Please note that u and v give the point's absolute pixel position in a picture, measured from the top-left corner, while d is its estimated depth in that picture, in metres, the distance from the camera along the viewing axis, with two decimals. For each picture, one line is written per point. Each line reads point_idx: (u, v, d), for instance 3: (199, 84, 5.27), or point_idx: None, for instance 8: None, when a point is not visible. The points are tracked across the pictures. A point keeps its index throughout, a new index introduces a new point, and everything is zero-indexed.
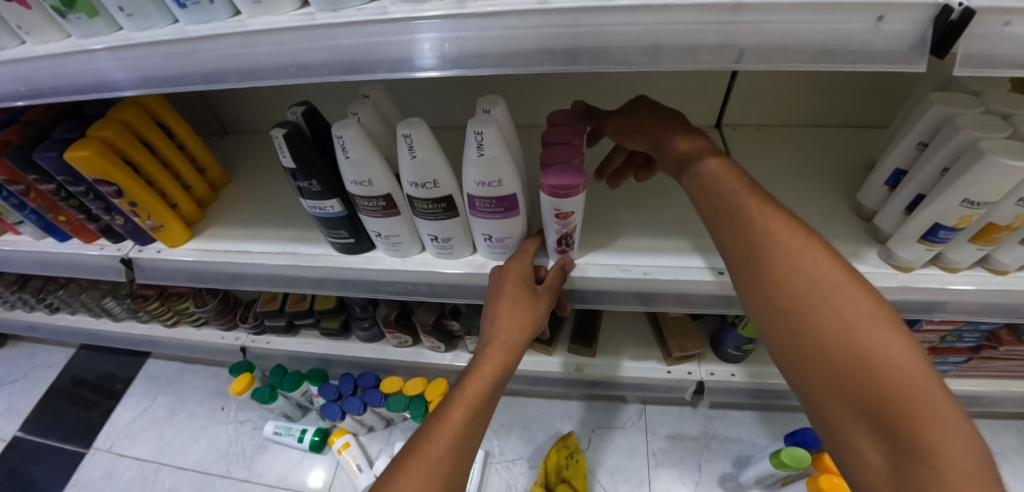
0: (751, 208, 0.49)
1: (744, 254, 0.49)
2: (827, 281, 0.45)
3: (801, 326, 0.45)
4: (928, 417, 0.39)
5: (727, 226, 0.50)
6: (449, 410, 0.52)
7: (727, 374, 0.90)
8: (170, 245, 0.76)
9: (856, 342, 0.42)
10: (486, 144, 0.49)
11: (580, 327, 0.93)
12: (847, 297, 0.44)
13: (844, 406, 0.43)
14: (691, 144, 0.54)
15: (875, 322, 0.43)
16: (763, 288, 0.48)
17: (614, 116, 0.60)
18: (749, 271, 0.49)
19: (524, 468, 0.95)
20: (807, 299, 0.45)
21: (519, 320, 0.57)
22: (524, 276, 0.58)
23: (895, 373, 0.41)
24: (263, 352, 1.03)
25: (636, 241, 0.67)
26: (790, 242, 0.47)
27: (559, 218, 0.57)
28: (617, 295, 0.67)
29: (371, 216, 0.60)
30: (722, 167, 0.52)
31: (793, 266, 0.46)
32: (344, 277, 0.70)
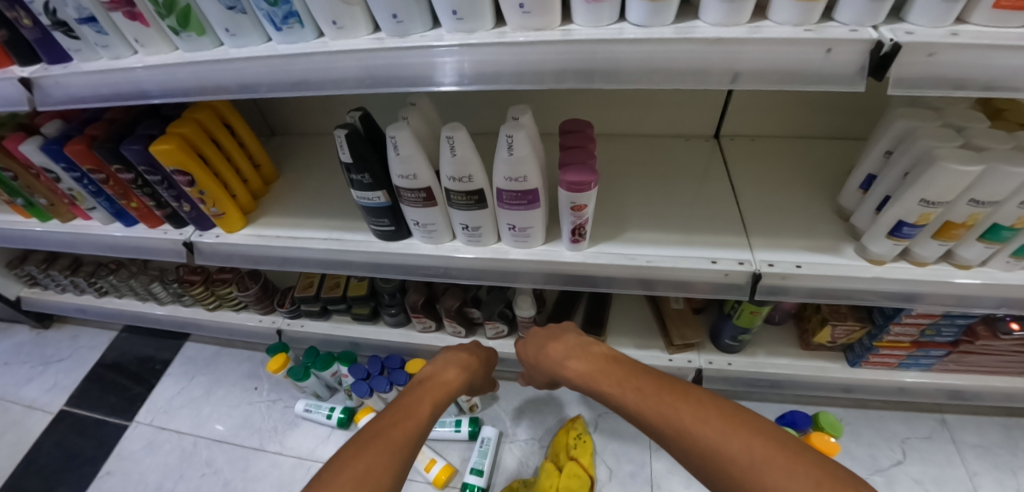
0: (562, 355, 0.79)
1: (641, 406, 0.63)
2: (707, 429, 0.56)
3: (656, 429, 0.61)
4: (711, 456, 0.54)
5: (605, 377, 0.71)
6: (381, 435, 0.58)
7: (724, 363, 1.00)
8: (227, 231, 0.86)
9: (720, 452, 0.54)
10: (515, 145, 0.59)
11: (589, 317, 1.03)
12: (757, 444, 0.53)
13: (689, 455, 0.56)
14: (558, 349, 0.80)
15: (654, 396, 0.63)
16: (674, 445, 0.58)
17: (527, 346, 0.89)
18: (632, 406, 0.65)
19: (535, 447, 1.03)
20: (647, 419, 0.62)
21: (434, 385, 0.73)
22: (456, 366, 0.78)
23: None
24: (298, 335, 1.11)
25: (643, 233, 0.77)
26: (659, 403, 0.62)
27: (574, 210, 0.67)
28: (622, 281, 0.76)
29: (412, 206, 0.70)
30: (562, 347, 0.81)
31: (613, 394, 0.68)
32: (383, 262, 0.80)
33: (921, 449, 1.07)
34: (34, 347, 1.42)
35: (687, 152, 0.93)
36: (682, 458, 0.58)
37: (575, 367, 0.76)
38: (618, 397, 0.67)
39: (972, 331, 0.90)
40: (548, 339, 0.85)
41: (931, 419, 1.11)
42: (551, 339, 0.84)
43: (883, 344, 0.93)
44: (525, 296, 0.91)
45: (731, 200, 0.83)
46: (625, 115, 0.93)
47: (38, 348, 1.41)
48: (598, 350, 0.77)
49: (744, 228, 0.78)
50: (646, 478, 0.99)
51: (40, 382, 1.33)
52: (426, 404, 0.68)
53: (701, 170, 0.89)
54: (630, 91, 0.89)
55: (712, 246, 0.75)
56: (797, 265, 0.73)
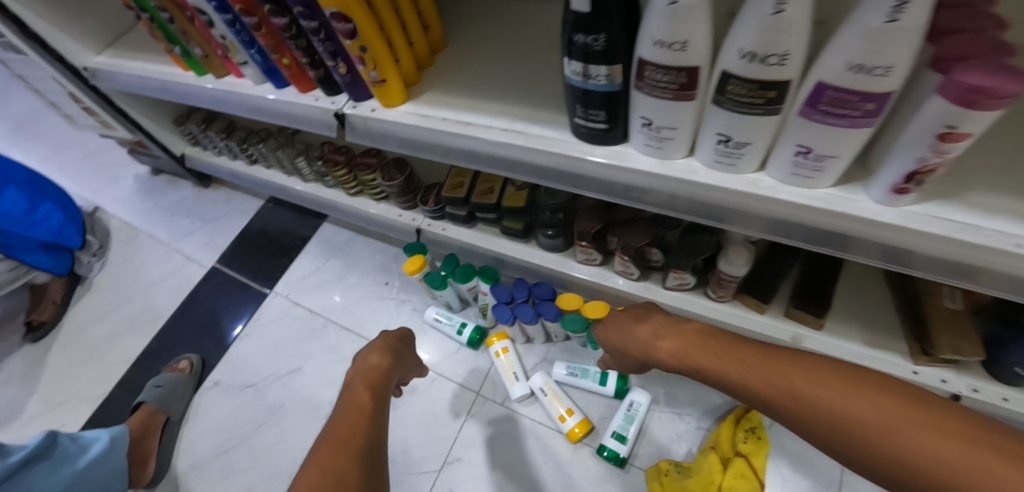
0: (646, 330, 0.62)
1: (748, 381, 0.48)
2: (831, 392, 0.42)
3: (775, 404, 0.46)
4: (864, 435, 0.40)
5: (704, 351, 0.54)
6: (320, 456, 0.50)
7: (997, 397, 0.70)
8: (384, 105, 0.71)
9: (875, 435, 0.40)
10: (914, 4, 0.33)
11: (806, 288, 0.76)
12: (892, 402, 0.40)
13: (825, 434, 0.42)
14: (646, 329, 0.62)
15: (765, 362, 0.48)
16: (808, 427, 0.44)
17: (604, 325, 0.70)
18: (736, 382, 0.49)
19: (691, 426, 0.85)
20: (761, 393, 0.47)
21: (371, 371, 0.64)
22: (383, 349, 0.68)
23: (980, 457, 0.35)
24: (437, 239, 0.99)
25: (998, 200, 0.47)
26: (768, 368, 0.47)
27: (940, 140, 0.40)
28: (947, 262, 0.49)
29: (651, 97, 0.47)
30: (656, 322, 0.62)
31: (716, 374, 0.52)
32: (577, 173, 0.60)
33: None
34: (195, 202, 1.49)
35: None
36: (807, 436, 0.44)
37: (666, 346, 0.59)
38: (719, 372, 0.51)
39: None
40: (628, 316, 0.66)
41: None
42: (643, 317, 0.64)
43: None
44: (739, 250, 0.67)
45: None
46: None
47: (198, 204, 1.49)
48: (686, 322, 0.60)
49: None
50: None
51: (198, 236, 1.41)
52: (365, 394, 0.59)
53: None
54: None
55: None
56: None
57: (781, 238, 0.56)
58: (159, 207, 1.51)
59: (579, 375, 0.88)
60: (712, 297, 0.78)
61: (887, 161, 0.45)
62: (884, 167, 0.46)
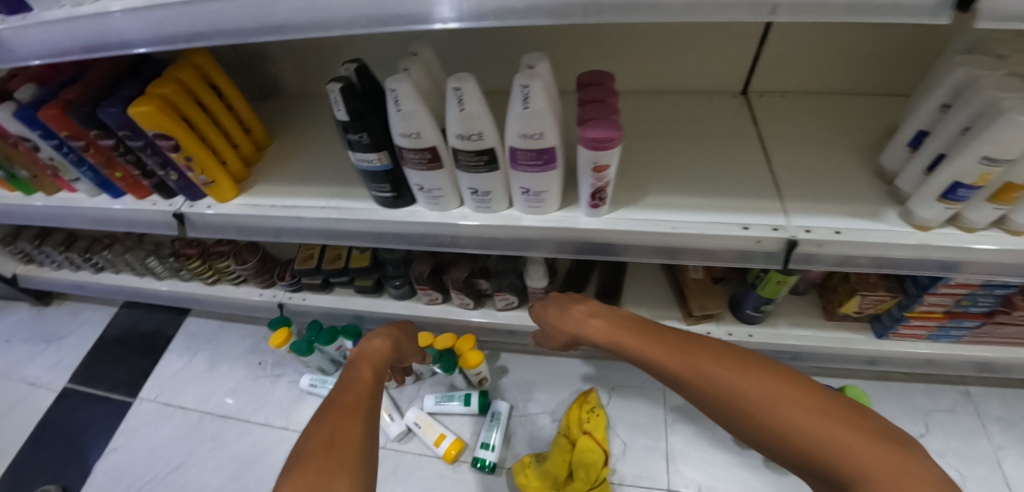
0: (586, 321, 0.72)
1: (663, 361, 0.58)
2: (730, 370, 0.52)
3: (683, 382, 0.56)
4: (748, 408, 0.50)
5: (629, 335, 0.64)
6: (333, 403, 0.55)
7: (744, 334, 0.93)
8: (219, 201, 0.81)
9: (755, 406, 0.49)
10: (531, 97, 0.53)
11: (605, 286, 0.97)
12: (775, 381, 0.50)
13: (720, 407, 0.52)
14: (583, 312, 0.74)
15: (677, 346, 0.58)
16: (708, 400, 0.54)
17: (546, 303, 0.83)
18: (654, 362, 0.60)
19: (547, 421, 1.01)
20: (674, 371, 0.57)
21: (377, 353, 0.70)
22: (386, 337, 0.74)
23: (830, 423, 0.45)
24: (299, 309, 1.07)
25: (668, 198, 0.69)
26: (682, 349, 0.58)
27: (595, 171, 0.60)
28: (645, 250, 0.69)
29: (415, 169, 0.64)
30: (593, 310, 0.73)
31: (637, 355, 0.62)
32: (387, 231, 0.75)
33: (947, 424, 1.05)
34: (36, 325, 1.39)
35: (717, 111, 0.82)
36: (709, 407, 0.55)
37: (597, 327, 0.71)
38: (638, 351, 0.62)
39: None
40: (569, 300, 0.79)
41: (953, 392, 1.09)
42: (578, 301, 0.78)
43: (913, 315, 0.88)
44: (536, 265, 0.85)
45: (761, 161, 0.75)
46: (639, 67, 0.82)
47: (40, 326, 1.39)
48: (618, 313, 0.71)
49: (777, 192, 0.70)
50: (662, 451, 0.96)
51: (43, 360, 1.31)
52: (368, 368, 0.65)
53: (727, 130, 0.79)
54: (647, 31, 0.76)
55: (739, 212, 0.68)
56: (835, 231, 0.66)
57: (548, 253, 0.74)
58: None
59: (447, 401, 1.00)
60: None
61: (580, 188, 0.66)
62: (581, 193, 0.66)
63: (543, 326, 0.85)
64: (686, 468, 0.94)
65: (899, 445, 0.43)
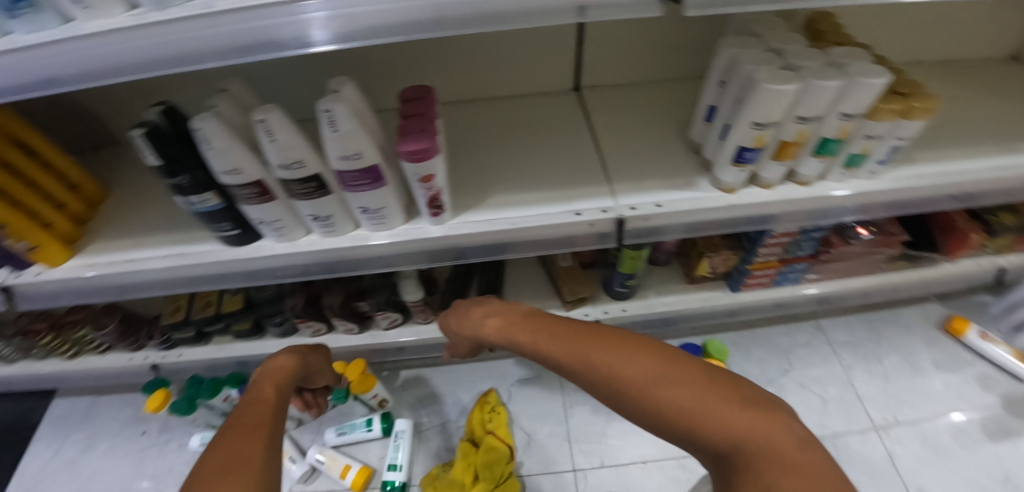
0: (486, 321, 0.70)
1: (553, 350, 0.56)
2: (614, 352, 0.50)
3: (570, 369, 0.53)
4: (629, 390, 0.47)
5: (524, 330, 0.62)
6: (231, 426, 0.50)
7: (618, 310, 1.01)
8: (49, 267, 0.74)
9: (635, 387, 0.47)
10: (338, 121, 0.54)
11: (486, 286, 0.99)
12: (657, 359, 0.48)
13: (604, 392, 0.49)
14: (484, 312, 0.73)
15: (566, 334, 0.56)
16: (593, 385, 0.51)
17: (449, 314, 0.81)
18: (545, 352, 0.57)
19: (453, 429, 1.02)
20: (562, 360, 0.54)
21: (281, 370, 0.65)
22: (291, 354, 0.70)
23: (706, 397, 0.43)
24: (176, 366, 1.01)
25: (507, 196, 0.73)
26: (572, 336, 0.55)
27: (423, 182, 0.63)
28: (493, 247, 0.73)
29: (248, 205, 0.64)
30: (495, 308, 0.72)
31: (530, 348, 0.60)
32: (240, 269, 0.74)
33: (803, 356, 1.21)
34: None
35: (554, 108, 0.88)
36: (595, 394, 0.51)
37: (497, 325, 0.69)
38: (530, 345, 0.60)
39: (886, 230, 1.02)
40: (470, 306, 0.77)
41: (806, 326, 1.26)
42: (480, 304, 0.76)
43: (755, 266, 0.99)
44: (409, 280, 0.87)
45: (593, 149, 0.81)
46: (472, 78, 0.85)
47: None
48: (518, 310, 0.69)
49: (607, 177, 0.77)
50: (565, 435, 1.01)
51: None
52: (270, 386, 0.60)
53: (561, 125, 0.85)
54: (469, 43, 0.80)
55: (572, 200, 0.73)
56: (657, 205, 0.74)
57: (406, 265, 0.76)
58: None
59: (349, 430, 0.99)
60: (420, 321, 0.96)
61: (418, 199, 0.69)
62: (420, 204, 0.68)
63: (452, 332, 0.82)
64: (588, 445, 1.00)
65: (770, 416, 0.41)
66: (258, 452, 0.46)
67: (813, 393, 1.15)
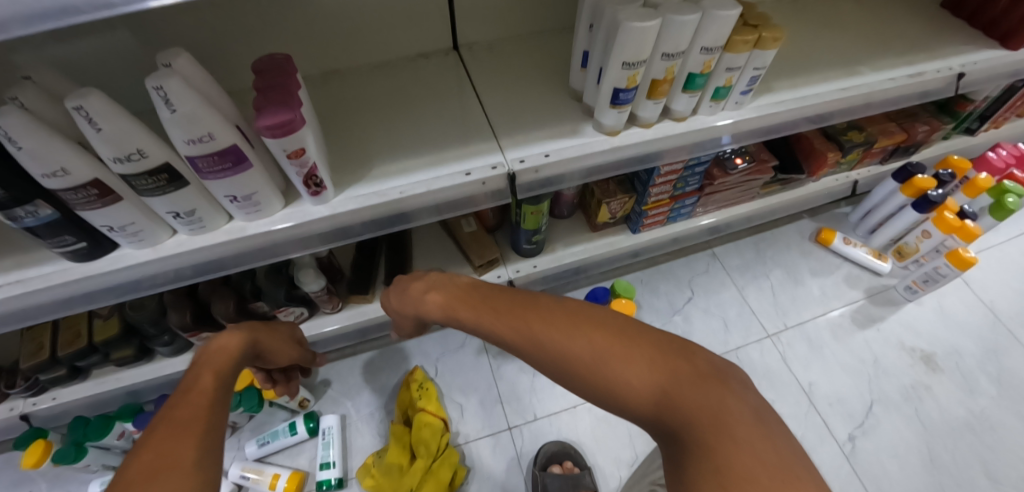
0: (426, 298, 0.67)
1: (498, 328, 0.54)
2: (564, 332, 0.49)
3: (517, 347, 0.52)
4: (580, 368, 0.47)
5: (465, 307, 0.60)
6: (161, 422, 0.44)
7: (529, 267, 1.03)
8: None
9: (586, 364, 0.47)
10: (173, 98, 0.48)
11: (392, 265, 0.96)
12: (608, 338, 0.47)
13: (555, 369, 0.50)
14: (423, 288, 0.68)
15: (511, 312, 0.54)
16: (542, 362, 0.50)
17: (391, 293, 0.77)
18: (489, 329, 0.56)
19: (383, 415, 1.00)
20: (507, 338, 0.53)
21: (226, 351, 0.58)
22: (238, 333, 0.62)
23: (659, 375, 0.44)
24: (52, 412, 0.89)
25: (391, 165, 0.71)
26: (520, 313, 0.54)
27: (292, 159, 0.58)
28: (384, 219, 0.71)
29: (88, 210, 0.55)
30: (436, 281, 0.68)
31: (474, 326, 0.58)
32: (99, 286, 0.65)
33: (704, 283, 1.32)
34: None
35: (432, 70, 0.85)
36: (544, 370, 0.51)
37: (438, 301, 0.65)
38: (472, 323, 0.58)
39: (759, 158, 1.12)
40: (407, 281, 0.73)
41: (704, 256, 1.37)
42: (416, 280, 0.72)
43: (651, 205, 1.04)
44: (307, 269, 0.82)
45: (477, 107, 0.80)
46: (337, 46, 0.80)
47: None
48: (457, 283, 0.66)
49: (493, 133, 0.77)
50: (497, 397, 1.03)
51: None
52: (212, 371, 0.53)
53: (441, 87, 0.83)
54: (327, 8, 0.74)
55: (460, 160, 0.73)
56: (545, 155, 0.75)
57: (295, 253, 0.71)
58: None
59: (271, 439, 0.93)
60: (329, 311, 0.92)
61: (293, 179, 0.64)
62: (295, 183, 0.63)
63: (395, 310, 0.78)
64: (520, 402, 1.02)
65: (720, 384, 0.43)
66: (188, 460, 0.41)
67: (715, 315, 1.27)
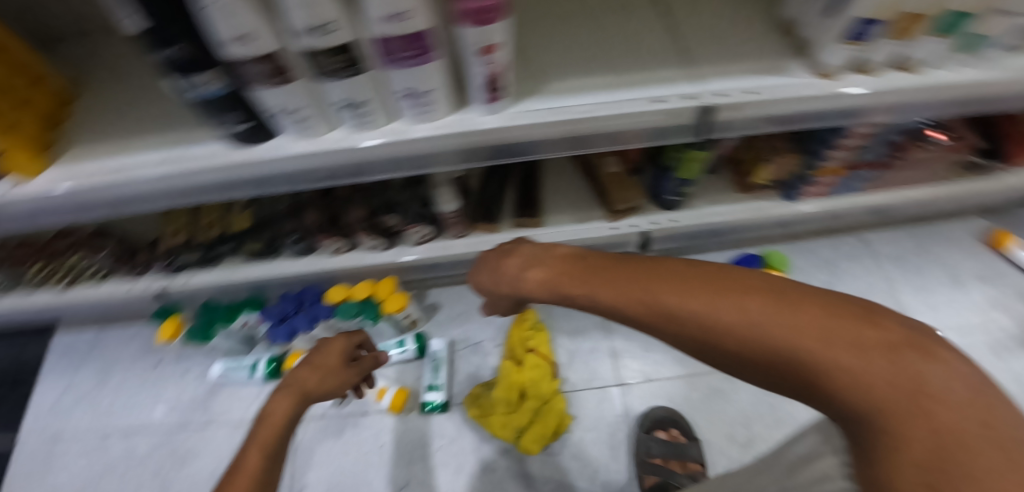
0: (489, 265, 0.53)
1: (592, 297, 0.41)
2: (685, 292, 0.35)
3: (624, 314, 0.39)
4: (722, 335, 0.33)
5: (541, 270, 0.46)
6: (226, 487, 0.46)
7: (668, 221, 0.94)
8: (23, 179, 0.62)
9: (731, 333, 0.33)
10: None
11: (522, 197, 0.91)
12: (748, 296, 0.33)
13: (685, 340, 0.36)
14: (489, 255, 0.55)
15: (603, 275, 0.41)
16: (662, 332, 0.37)
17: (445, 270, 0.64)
18: (579, 296, 0.42)
19: (490, 348, 0.97)
20: (608, 305, 0.40)
21: (306, 387, 0.57)
22: (318, 366, 0.59)
23: (829, 338, 0.30)
24: (187, 292, 0.92)
25: (568, 82, 0.63)
26: (622, 275, 0.40)
27: (483, 54, 0.51)
28: (553, 142, 0.66)
29: (264, 87, 0.50)
30: (500, 245, 0.55)
31: (556, 293, 0.44)
32: (256, 173, 0.62)
33: (847, 269, 1.17)
34: None
35: None
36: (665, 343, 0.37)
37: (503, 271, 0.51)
38: (556, 291, 0.44)
39: (963, 135, 0.92)
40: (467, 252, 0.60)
41: (850, 238, 1.21)
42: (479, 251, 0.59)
43: (821, 173, 0.90)
44: (444, 189, 0.78)
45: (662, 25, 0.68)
46: None
47: None
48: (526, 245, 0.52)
49: (687, 58, 0.65)
50: (607, 351, 0.97)
51: None
52: (280, 413, 0.53)
53: None
54: None
55: (646, 85, 0.63)
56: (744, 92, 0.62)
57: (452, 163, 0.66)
58: None
59: (381, 351, 0.93)
60: (454, 235, 0.89)
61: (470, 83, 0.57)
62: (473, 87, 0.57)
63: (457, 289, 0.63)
64: (631, 361, 0.97)
65: (920, 353, 0.28)
66: None
67: None
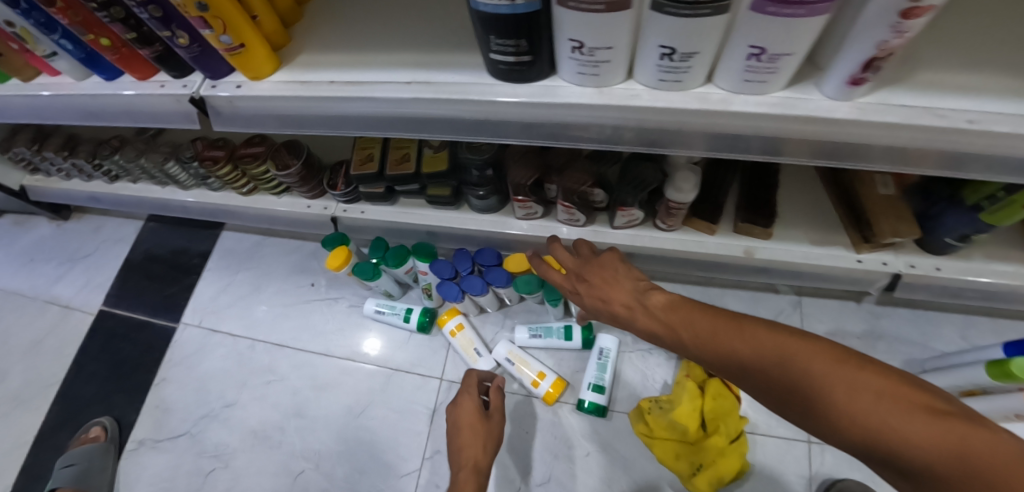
0: (594, 284, 0.62)
1: (689, 338, 0.48)
2: (767, 341, 0.40)
3: (712, 356, 0.45)
4: (793, 390, 0.37)
5: (639, 301, 0.55)
6: None
7: (930, 268, 0.74)
8: (252, 77, 0.55)
9: (800, 391, 0.37)
10: None
11: (752, 199, 0.75)
12: (813, 355, 0.37)
13: (763, 387, 0.40)
14: (604, 264, 0.62)
15: (698, 317, 0.47)
16: (744, 378, 0.42)
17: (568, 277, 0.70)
18: (673, 330, 0.49)
19: (662, 359, 0.87)
20: (699, 345, 0.46)
21: (475, 445, 0.67)
22: (469, 407, 0.72)
23: (879, 405, 0.33)
24: (357, 224, 0.89)
25: (953, 78, 0.45)
26: (711, 322, 0.46)
27: (902, 18, 0.34)
28: (899, 151, 0.47)
29: (581, 13, 0.37)
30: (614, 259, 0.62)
31: (653, 323, 0.52)
32: (502, 120, 0.51)
33: None
34: (56, 241, 1.23)
35: None
36: (749, 388, 0.43)
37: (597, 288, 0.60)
38: (651, 325, 0.52)
39: None
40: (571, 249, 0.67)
41: None
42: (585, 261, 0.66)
43: None
44: (686, 175, 0.62)
45: None
46: None
47: (61, 243, 1.23)
48: (625, 270, 0.60)
49: None
50: None
51: (71, 280, 1.17)
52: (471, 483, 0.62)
53: None
54: None
55: None
56: None
57: (731, 154, 0.51)
58: (13, 255, 1.23)
59: (544, 334, 0.86)
60: (662, 227, 0.76)
61: (838, 54, 0.41)
62: (838, 59, 0.41)
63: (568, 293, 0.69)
64: None
65: (970, 427, 0.30)
66: None
67: None
